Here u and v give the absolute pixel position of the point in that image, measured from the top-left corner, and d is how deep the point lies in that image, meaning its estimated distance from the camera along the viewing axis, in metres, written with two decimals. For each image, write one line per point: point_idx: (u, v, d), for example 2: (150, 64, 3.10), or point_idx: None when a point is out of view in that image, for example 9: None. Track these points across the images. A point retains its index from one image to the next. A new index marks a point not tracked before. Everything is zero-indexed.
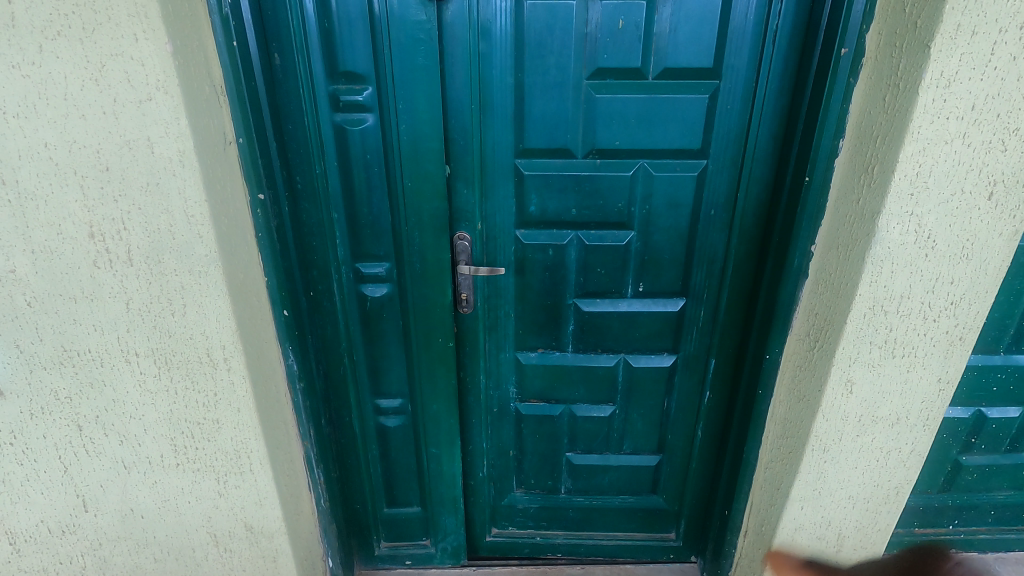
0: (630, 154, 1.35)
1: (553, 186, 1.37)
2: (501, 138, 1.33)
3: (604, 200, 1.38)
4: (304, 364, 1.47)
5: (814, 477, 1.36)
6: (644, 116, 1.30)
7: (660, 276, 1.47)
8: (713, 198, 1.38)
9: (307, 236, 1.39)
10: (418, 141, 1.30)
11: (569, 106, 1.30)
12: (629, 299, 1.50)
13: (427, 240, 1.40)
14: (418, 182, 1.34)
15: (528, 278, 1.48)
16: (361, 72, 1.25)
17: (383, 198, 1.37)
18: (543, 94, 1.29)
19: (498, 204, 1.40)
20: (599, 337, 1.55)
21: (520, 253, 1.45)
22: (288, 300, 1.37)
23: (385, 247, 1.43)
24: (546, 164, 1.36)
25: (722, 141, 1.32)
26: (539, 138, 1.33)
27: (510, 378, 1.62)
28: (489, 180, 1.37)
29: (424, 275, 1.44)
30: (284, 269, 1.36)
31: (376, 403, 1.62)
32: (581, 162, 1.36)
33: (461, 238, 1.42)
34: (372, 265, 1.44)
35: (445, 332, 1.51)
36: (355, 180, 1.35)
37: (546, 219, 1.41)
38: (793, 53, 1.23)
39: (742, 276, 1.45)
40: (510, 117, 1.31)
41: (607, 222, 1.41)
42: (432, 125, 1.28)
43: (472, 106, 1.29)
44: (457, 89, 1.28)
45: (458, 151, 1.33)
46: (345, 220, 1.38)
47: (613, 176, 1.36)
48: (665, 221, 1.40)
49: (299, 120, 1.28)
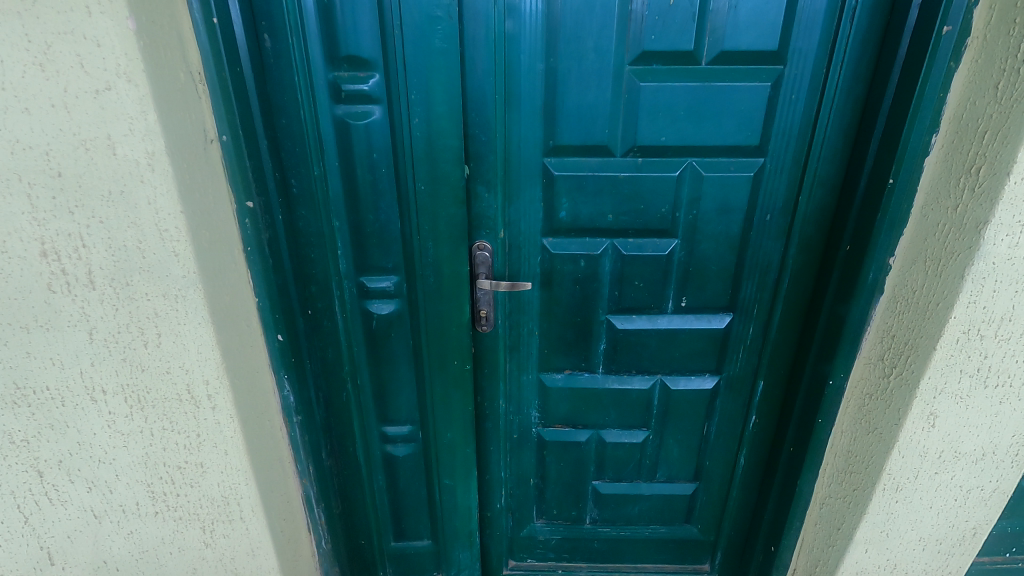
0: (676, 152, 1.17)
1: (587, 189, 1.20)
2: (528, 134, 1.15)
3: (645, 205, 1.21)
4: (302, 395, 1.25)
5: (883, 519, 1.20)
6: (695, 108, 1.13)
7: (706, 290, 1.29)
8: (770, 201, 1.20)
9: (304, 248, 1.21)
10: (433, 137, 1.11)
11: (608, 97, 1.12)
12: (669, 316, 1.33)
13: (443, 252, 1.21)
14: (433, 185, 1.15)
15: (556, 293, 1.30)
16: (367, 58, 1.06)
17: (392, 203, 1.19)
18: (578, 83, 1.11)
19: (524, 210, 1.22)
20: (634, 358, 1.38)
21: (547, 265, 1.27)
22: (287, 321, 1.17)
23: (394, 258, 1.25)
24: (580, 164, 1.18)
25: (783, 136, 1.14)
26: (572, 133, 1.15)
27: (532, 402, 1.46)
28: (513, 183, 1.19)
29: (438, 292, 1.25)
30: (278, 285, 1.14)
31: (383, 431, 1.45)
32: (621, 162, 1.18)
33: (480, 248, 1.24)
34: (379, 279, 1.26)
35: (461, 353, 1.33)
36: (360, 184, 1.17)
37: (578, 226, 1.23)
38: (874, 35, 1.05)
39: (799, 289, 1.28)
40: (539, 110, 1.13)
41: (648, 230, 1.23)
42: (449, 119, 1.09)
43: (496, 97, 1.11)
44: (479, 78, 1.10)
45: (479, 148, 1.15)
46: (347, 228, 1.20)
47: (656, 177, 1.18)
48: (715, 228, 1.23)
49: (294, 113, 1.09)
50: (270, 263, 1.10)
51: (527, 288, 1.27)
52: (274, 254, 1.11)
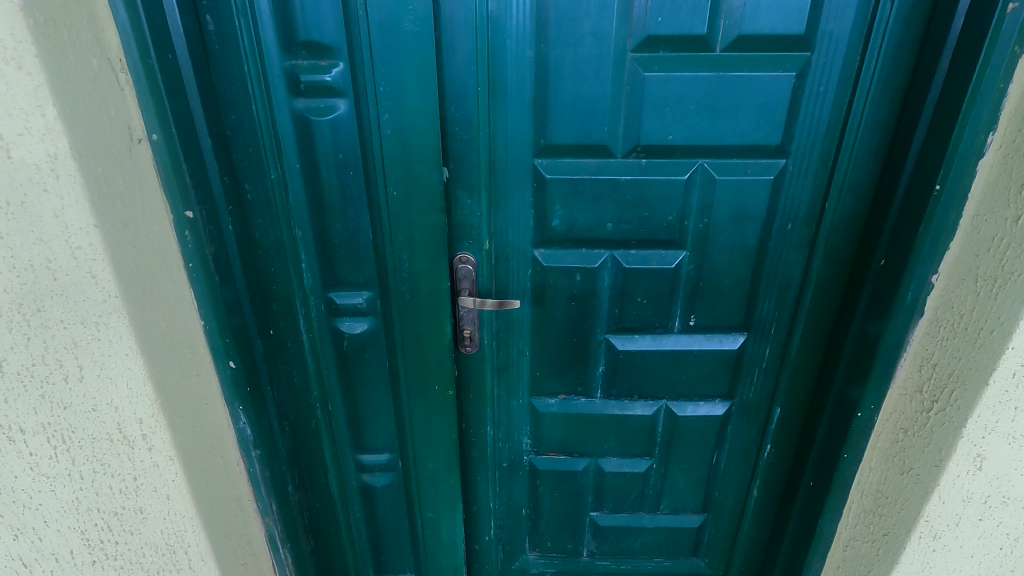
0: (686, 152, 1.02)
1: (583, 194, 1.05)
2: (516, 131, 1.00)
3: (650, 212, 1.06)
4: (260, 428, 1.10)
5: (918, 568, 1.03)
6: (708, 101, 0.98)
7: (718, 307, 1.15)
8: (792, 208, 1.05)
9: (263, 260, 1.07)
10: (406, 136, 0.96)
11: (608, 88, 0.97)
12: (675, 335, 1.19)
13: (420, 266, 1.07)
14: (408, 190, 1.00)
15: (549, 310, 1.16)
16: (328, 43, 0.92)
17: (362, 210, 1.04)
18: (573, 74, 0.97)
19: (512, 218, 1.07)
20: (636, 382, 1.24)
21: (539, 279, 1.13)
22: (241, 345, 1.03)
23: (366, 272, 1.10)
24: (575, 166, 1.03)
25: (808, 134, 1.00)
26: (566, 131, 1.00)
27: (523, 427, 1.32)
28: (500, 187, 1.05)
29: (416, 309, 1.11)
30: (228, 304, 0.99)
31: (359, 459, 1.31)
32: (623, 164, 1.03)
33: (463, 261, 1.09)
34: (349, 295, 1.12)
35: (443, 377, 1.19)
36: (324, 188, 1.02)
37: (573, 236, 1.09)
38: (917, 16, 0.90)
39: (824, 306, 1.13)
40: (528, 104, 0.99)
41: (653, 241, 1.09)
42: (424, 113, 0.95)
43: (479, 89, 0.96)
44: (458, 67, 0.95)
45: (460, 148, 1.00)
46: (311, 238, 1.06)
47: (663, 181, 1.04)
48: (729, 238, 1.08)
49: (245, 108, 0.95)
50: (218, 281, 0.96)
51: (517, 305, 1.12)
52: (223, 269, 0.97)
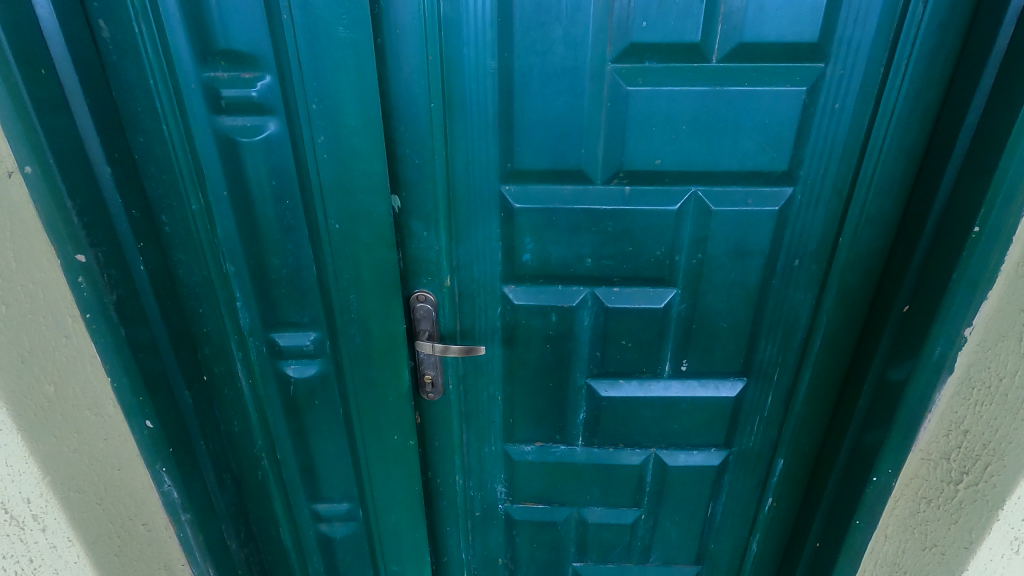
0: (677, 178, 0.87)
1: (558, 226, 0.91)
2: (478, 154, 0.86)
3: (635, 247, 0.92)
4: (190, 492, 0.95)
5: None
6: (703, 120, 0.83)
7: (714, 351, 1.01)
8: (799, 242, 0.91)
9: (190, 300, 0.93)
10: (347, 161, 0.82)
11: (584, 106, 0.83)
12: (665, 381, 1.05)
13: (370, 306, 0.93)
14: (352, 221, 0.86)
15: (522, 351, 1.03)
16: (251, 53, 0.77)
17: (302, 243, 0.91)
18: (543, 88, 0.82)
19: (476, 251, 0.93)
20: (621, 430, 1.11)
21: (509, 318, 0.99)
22: (161, 401, 0.88)
23: (311, 311, 0.97)
24: (548, 194, 0.89)
25: (820, 158, 0.85)
26: (537, 153, 0.86)
27: (497, 475, 1.18)
28: (461, 217, 0.90)
29: (369, 353, 0.98)
30: (142, 358, 0.84)
31: (313, 510, 1.17)
32: (603, 192, 0.88)
33: (421, 299, 0.96)
34: (292, 336, 0.99)
35: (403, 426, 1.05)
36: (257, 218, 0.88)
37: (547, 272, 0.95)
38: (955, 20, 0.75)
39: (834, 352, 0.99)
40: (492, 124, 0.84)
41: (638, 278, 0.95)
42: (367, 134, 0.80)
43: (432, 107, 0.82)
44: (407, 81, 0.80)
45: (413, 174, 0.86)
46: (245, 275, 0.92)
47: (650, 211, 0.89)
48: (726, 275, 0.94)
49: (158, 129, 0.81)
50: (124, 332, 0.81)
51: (483, 351, 0.98)
52: (130, 317, 0.82)
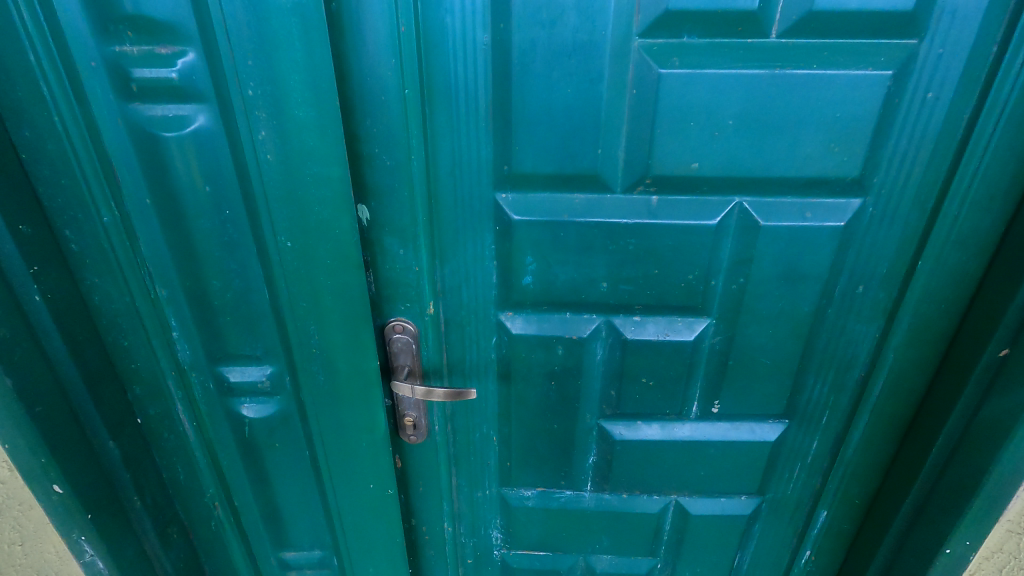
0: (718, 187, 0.69)
1: (566, 244, 0.73)
2: (467, 155, 0.68)
3: (662, 270, 0.74)
4: (121, 561, 0.78)
5: None
6: (755, 114, 0.64)
7: (751, 391, 0.84)
8: (866, 265, 0.73)
9: (111, 334, 0.75)
10: (297, 164, 0.64)
11: (602, 94, 0.64)
12: (692, 423, 0.89)
13: (335, 339, 0.76)
14: (307, 239, 0.68)
15: (521, 388, 0.86)
16: (167, 22, 0.59)
17: (248, 263, 0.73)
18: (549, 72, 0.64)
19: (465, 272, 0.76)
20: (638, 476, 0.94)
21: (506, 350, 0.82)
22: (72, 461, 0.71)
23: (264, 342, 0.79)
24: (555, 205, 0.71)
25: (901, 163, 0.67)
26: (541, 155, 0.68)
27: (492, 522, 1.02)
28: (446, 232, 0.73)
29: (336, 392, 0.81)
30: (40, 414, 0.67)
31: (278, 562, 1.00)
32: (623, 203, 0.70)
33: (398, 329, 0.78)
34: (244, 371, 0.81)
35: (380, 474, 0.89)
36: (190, 232, 0.71)
37: (551, 298, 0.77)
38: None
39: (898, 396, 0.82)
40: (482, 117, 0.66)
41: (664, 306, 0.77)
42: (321, 130, 0.62)
43: (405, 94, 0.63)
44: (372, 60, 0.61)
45: (384, 179, 0.67)
46: (181, 300, 0.75)
47: (682, 227, 0.71)
48: (773, 304, 0.76)
49: (50, 120, 0.63)
50: (11, 382, 0.63)
51: (474, 396, 0.79)
52: (19, 362, 0.64)
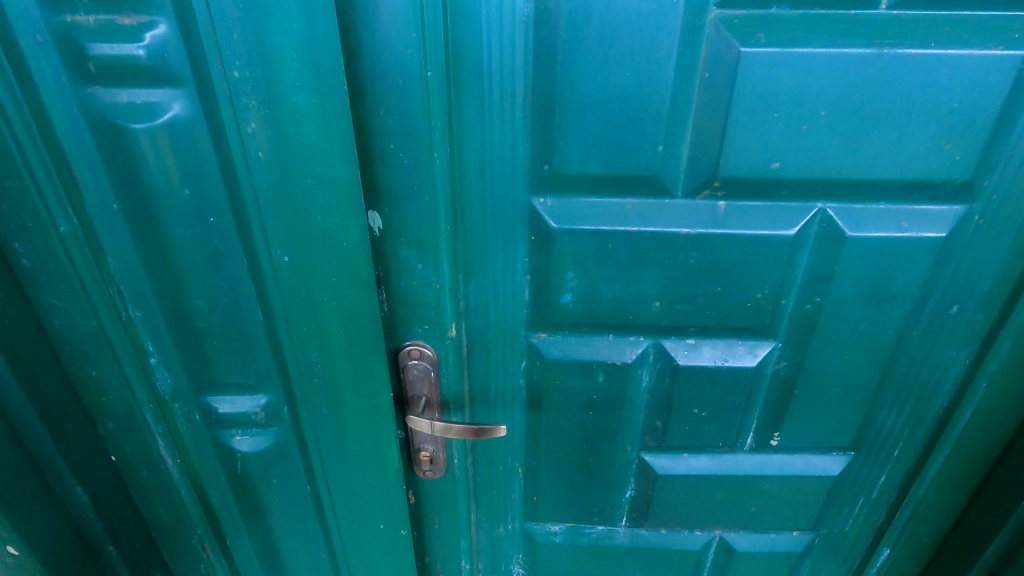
0: (799, 191, 0.58)
1: (614, 257, 0.62)
2: (500, 151, 0.57)
3: (726, 287, 0.63)
4: None
5: None
6: (853, 103, 0.53)
7: (816, 422, 0.74)
8: (966, 282, 0.62)
9: (75, 363, 0.63)
10: (295, 164, 0.52)
11: (669, 78, 0.52)
12: (745, 455, 0.78)
13: (341, 367, 0.65)
14: (309, 253, 0.57)
15: (553, 418, 0.75)
16: None
17: (237, 279, 0.61)
18: (603, 50, 0.52)
19: (493, 289, 0.65)
20: (681, 511, 0.84)
21: (537, 376, 0.72)
22: (27, 516, 0.61)
23: (258, 368, 0.68)
24: (602, 211, 0.60)
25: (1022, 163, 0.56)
26: (589, 152, 0.56)
27: (514, 558, 0.92)
28: (472, 243, 0.62)
29: (342, 425, 0.70)
30: None
31: None
32: (685, 210, 0.59)
33: (415, 354, 0.67)
34: (236, 400, 0.71)
35: (392, 513, 0.78)
36: (168, 243, 0.59)
37: (593, 319, 0.66)
38: None
39: (989, 428, 0.72)
40: (520, 106, 0.55)
41: (724, 328, 0.66)
42: (325, 122, 0.50)
43: (429, 77, 0.51)
44: (388, 31, 0.48)
45: (400, 181, 0.55)
46: (159, 322, 0.63)
47: (754, 237, 0.60)
48: (852, 326, 0.65)
49: None
50: None
51: (503, 432, 0.66)
52: None
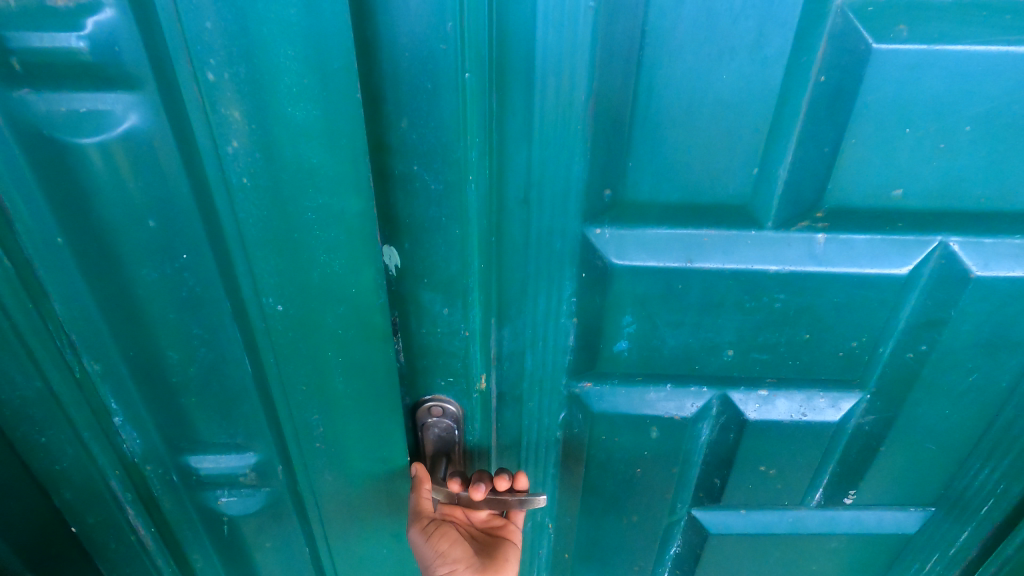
0: (918, 224, 0.47)
1: (684, 300, 0.51)
2: (552, 173, 0.45)
3: (816, 334, 0.52)
4: None
5: None
6: (1010, 115, 0.42)
7: (898, 479, 0.64)
8: None
9: (18, 428, 0.51)
10: (291, 193, 0.40)
11: (773, 82, 0.41)
12: (810, 511, 0.68)
13: (349, 428, 0.54)
14: (308, 300, 0.45)
15: (595, 475, 0.64)
16: None
17: (221, 325, 0.50)
18: (694, 47, 0.41)
19: (532, 334, 0.53)
20: (730, 569, 0.74)
21: (578, 430, 0.61)
22: None
23: (247, 426, 0.57)
24: (673, 244, 0.48)
25: None
26: (665, 174, 0.45)
27: None
28: (509, 281, 0.50)
29: (348, 491, 0.59)
30: None
31: None
32: (776, 245, 0.48)
33: (435, 412, 0.54)
34: (219, 460, 0.59)
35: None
36: (131, 285, 0.47)
37: (652, 368, 0.55)
38: None
39: None
40: (582, 117, 0.43)
41: (806, 378, 0.56)
42: (332, 139, 0.38)
43: (466, 80, 0.38)
44: (415, 19, 0.36)
45: (425, 211, 0.43)
46: (124, 377, 0.52)
47: (857, 278, 0.49)
48: (957, 378, 0.55)
49: None
50: None
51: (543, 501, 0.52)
52: None
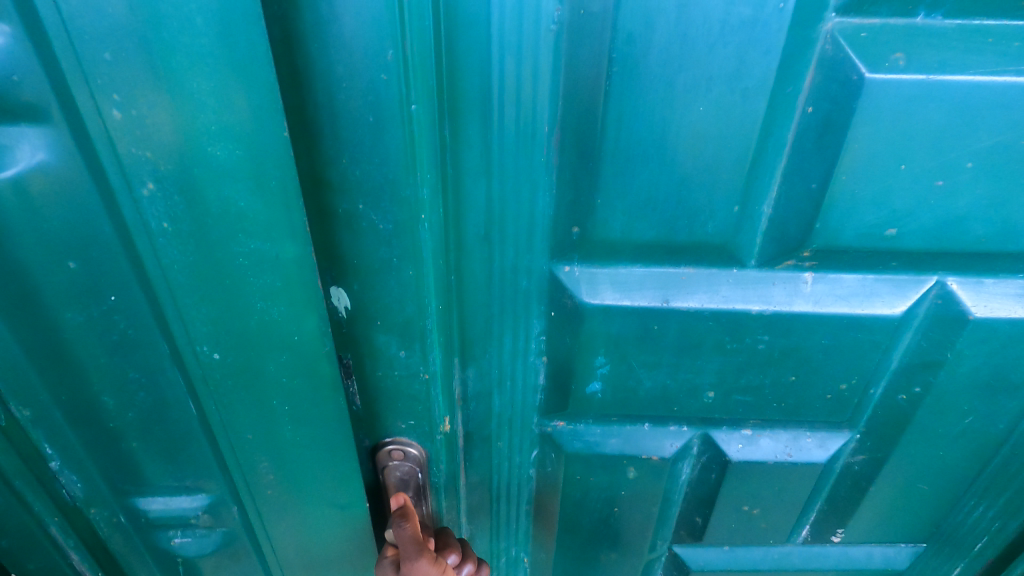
0: (911, 265, 0.44)
1: (661, 340, 0.47)
2: (515, 209, 0.41)
3: (802, 376, 0.49)
4: None
5: None
6: (1014, 151, 0.38)
7: (887, 517, 0.61)
8: None
9: None
10: (219, 237, 0.36)
11: (756, 113, 0.38)
12: (797, 547, 0.65)
13: (302, 474, 0.50)
14: (248, 346, 0.41)
15: (570, 513, 0.61)
16: None
17: (160, 368, 0.46)
18: (671, 73, 0.36)
19: (499, 373, 0.50)
20: None
21: (551, 468, 0.57)
22: None
23: (197, 467, 0.53)
24: (649, 283, 0.45)
25: None
26: (640, 209, 0.41)
27: None
28: (472, 320, 0.46)
29: (305, 535, 0.55)
30: None
31: None
32: (759, 284, 0.44)
33: (396, 456, 0.51)
34: (168, 502, 0.55)
35: None
36: (58, 325, 0.43)
37: (628, 408, 0.52)
38: None
39: None
40: (547, 149, 0.39)
41: (793, 419, 0.52)
42: (261, 179, 0.34)
43: (413, 112, 0.34)
44: (351, 47, 0.32)
45: (373, 252, 0.39)
46: (58, 422, 0.47)
47: (848, 319, 0.45)
48: (952, 420, 0.52)
49: None
50: None
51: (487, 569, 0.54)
52: None
